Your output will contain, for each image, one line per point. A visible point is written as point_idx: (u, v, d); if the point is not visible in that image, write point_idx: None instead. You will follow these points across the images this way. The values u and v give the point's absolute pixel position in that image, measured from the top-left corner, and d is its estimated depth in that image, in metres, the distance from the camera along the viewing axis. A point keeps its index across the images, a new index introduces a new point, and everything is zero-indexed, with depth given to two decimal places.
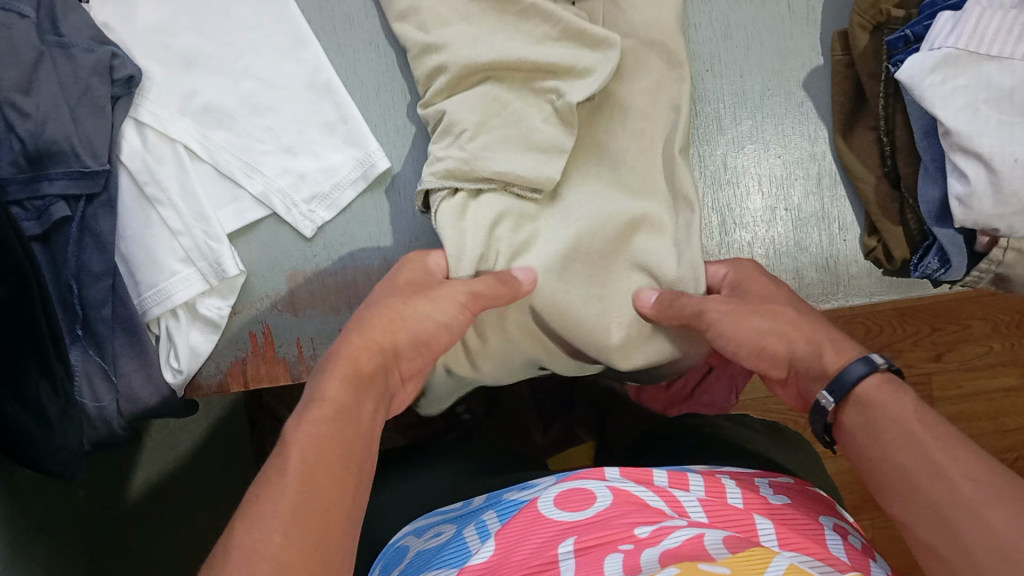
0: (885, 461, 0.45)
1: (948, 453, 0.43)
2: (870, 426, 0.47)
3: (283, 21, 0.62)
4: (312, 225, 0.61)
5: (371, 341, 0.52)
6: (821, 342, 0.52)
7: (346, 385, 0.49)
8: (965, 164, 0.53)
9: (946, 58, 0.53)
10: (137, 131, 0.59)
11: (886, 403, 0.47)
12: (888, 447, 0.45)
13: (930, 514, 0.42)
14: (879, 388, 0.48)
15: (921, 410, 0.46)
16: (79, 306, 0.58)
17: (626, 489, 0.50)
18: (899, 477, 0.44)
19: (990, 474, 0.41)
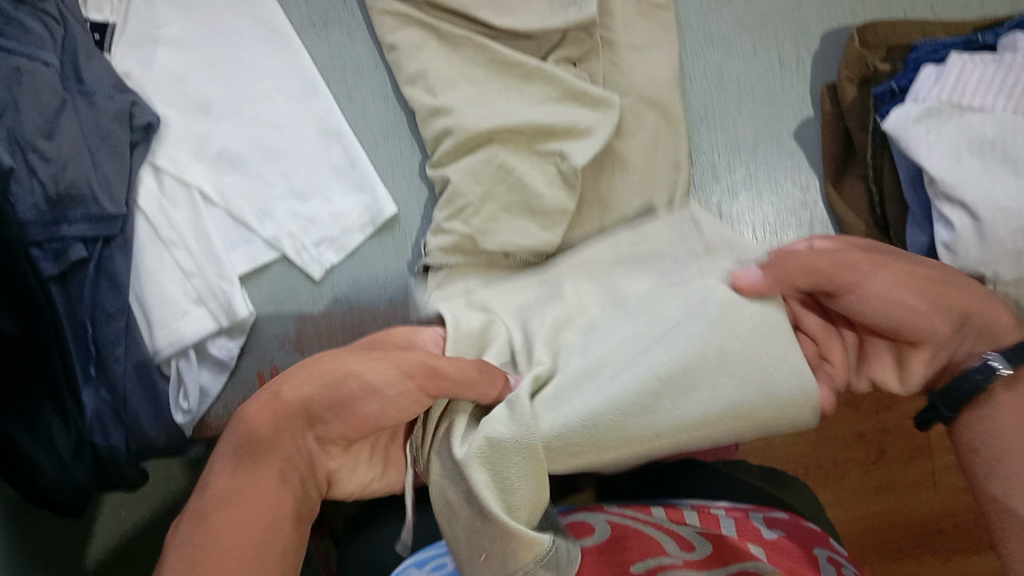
0: (1015, 446, 0.49)
1: None
2: (1001, 415, 0.50)
3: (296, 71, 0.64)
4: (321, 268, 0.63)
5: (275, 404, 0.50)
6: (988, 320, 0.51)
7: (290, 448, 0.50)
8: (951, 212, 0.55)
9: (930, 109, 0.56)
10: (154, 176, 0.62)
11: (1021, 411, 0.49)
12: (1010, 473, 0.49)
13: (1013, 481, 0.49)
14: (1010, 407, 0.50)
15: None
16: (93, 345, 0.60)
17: (624, 524, 0.55)
18: (1017, 459, 0.49)
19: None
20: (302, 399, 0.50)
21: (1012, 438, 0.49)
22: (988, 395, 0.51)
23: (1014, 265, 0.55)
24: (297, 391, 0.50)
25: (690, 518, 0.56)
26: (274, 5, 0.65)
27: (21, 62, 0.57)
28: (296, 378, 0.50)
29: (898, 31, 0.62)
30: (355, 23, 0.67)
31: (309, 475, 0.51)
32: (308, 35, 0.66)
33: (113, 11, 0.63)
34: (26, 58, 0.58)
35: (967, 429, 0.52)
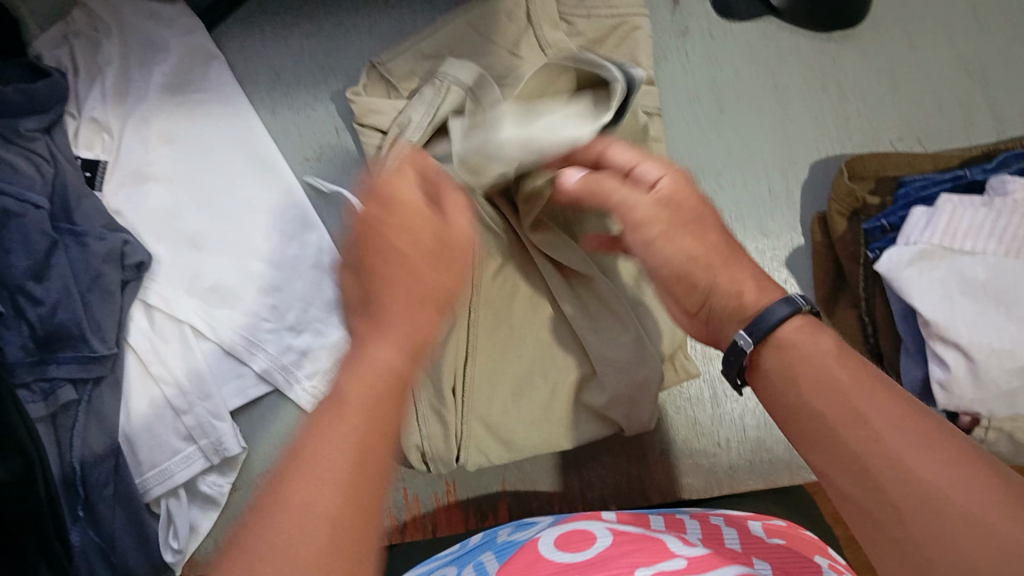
0: (801, 409, 0.38)
1: (857, 388, 0.37)
2: (786, 369, 0.40)
3: (289, 204, 0.64)
4: (313, 400, 0.62)
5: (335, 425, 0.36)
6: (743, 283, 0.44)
7: (322, 448, 0.33)
8: (944, 352, 0.55)
9: (922, 252, 0.56)
10: (146, 313, 0.61)
11: (801, 343, 0.40)
12: (828, 426, 0.37)
13: (820, 432, 0.37)
14: (801, 332, 0.40)
15: (843, 351, 0.39)
16: (82, 488, 0.58)
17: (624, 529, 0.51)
18: (819, 426, 0.37)
19: (968, 461, 0.33)
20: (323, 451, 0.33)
21: (817, 364, 0.38)
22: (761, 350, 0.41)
23: (1011, 406, 0.54)
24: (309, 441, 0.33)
25: (693, 529, 0.53)
26: (267, 138, 0.65)
27: (10, 204, 0.57)
28: (393, 237, 0.39)
29: (888, 164, 0.63)
30: (343, 156, 0.66)
31: (410, 377, 0.37)
32: (300, 169, 0.66)
33: (104, 148, 0.63)
34: (15, 199, 0.57)
35: (764, 381, 0.41)
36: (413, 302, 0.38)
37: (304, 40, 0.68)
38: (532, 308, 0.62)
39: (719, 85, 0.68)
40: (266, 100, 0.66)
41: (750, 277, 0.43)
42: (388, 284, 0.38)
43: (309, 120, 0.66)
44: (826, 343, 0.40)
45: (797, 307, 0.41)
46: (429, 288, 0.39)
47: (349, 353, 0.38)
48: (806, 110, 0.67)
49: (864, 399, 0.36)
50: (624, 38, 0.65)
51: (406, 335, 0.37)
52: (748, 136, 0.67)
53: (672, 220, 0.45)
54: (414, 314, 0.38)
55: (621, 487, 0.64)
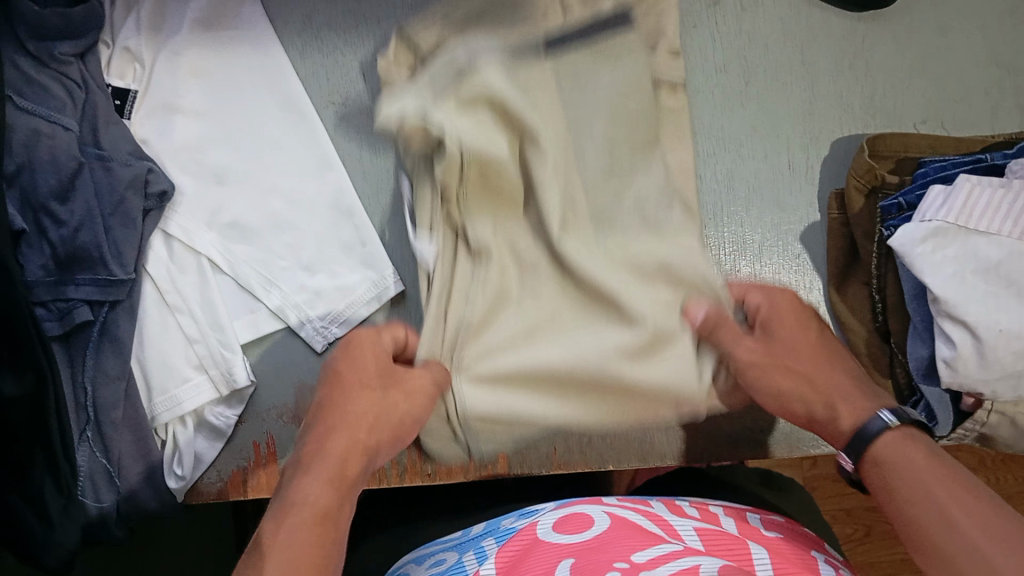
0: (899, 515, 0.50)
1: (955, 502, 0.47)
2: (886, 481, 0.51)
3: (313, 146, 0.65)
4: (324, 341, 0.62)
5: (351, 439, 0.54)
6: (834, 401, 0.56)
7: (293, 528, 0.48)
8: (952, 330, 0.55)
9: (936, 230, 0.56)
10: (164, 242, 0.62)
11: (897, 455, 0.51)
12: (921, 524, 0.48)
13: (916, 534, 0.48)
14: (893, 444, 0.52)
15: (931, 455, 0.50)
16: (91, 407, 0.59)
17: (621, 515, 0.55)
18: (911, 528, 0.48)
19: (1011, 529, 0.45)
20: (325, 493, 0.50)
21: (907, 472, 0.50)
22: (863, 463, 0.53)
23: (1011, 387, 0.55)
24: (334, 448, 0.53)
25: (690, 514, 0.57)
26: (294, 79, 0.65)
27: (41, 126, 0.58)
28: (369, 354, 0.58)
29: (908, 144, 0.64)
30: (368, 102, 0.66)
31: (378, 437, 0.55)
32: (325, 113, 0.66)
33: (134, 77, 0.64)
34: (45, 120, 0.59)
35: (872, 493, 0.53)
36: (381, 386, 0.57)
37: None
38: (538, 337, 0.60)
39: (746, 57, 0.68)
40: (298, 42, 0.67)
41: (838, 398, 0.56)
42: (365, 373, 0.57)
43: (338, 65, 0.66)
44: (916, 449, 0.51)
45: (890, 425, 0.53)
46: (375, 417, 0.55)
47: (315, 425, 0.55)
48: (833, 88, 0.67)
49: (941, 494, 0.48)
50: (649, 11, 0.65)
51: (350, 449, 0.53)
52: (773, 110, 0.67)
53: (766, 360, 0.59)
54: (346, 450, 0.53)
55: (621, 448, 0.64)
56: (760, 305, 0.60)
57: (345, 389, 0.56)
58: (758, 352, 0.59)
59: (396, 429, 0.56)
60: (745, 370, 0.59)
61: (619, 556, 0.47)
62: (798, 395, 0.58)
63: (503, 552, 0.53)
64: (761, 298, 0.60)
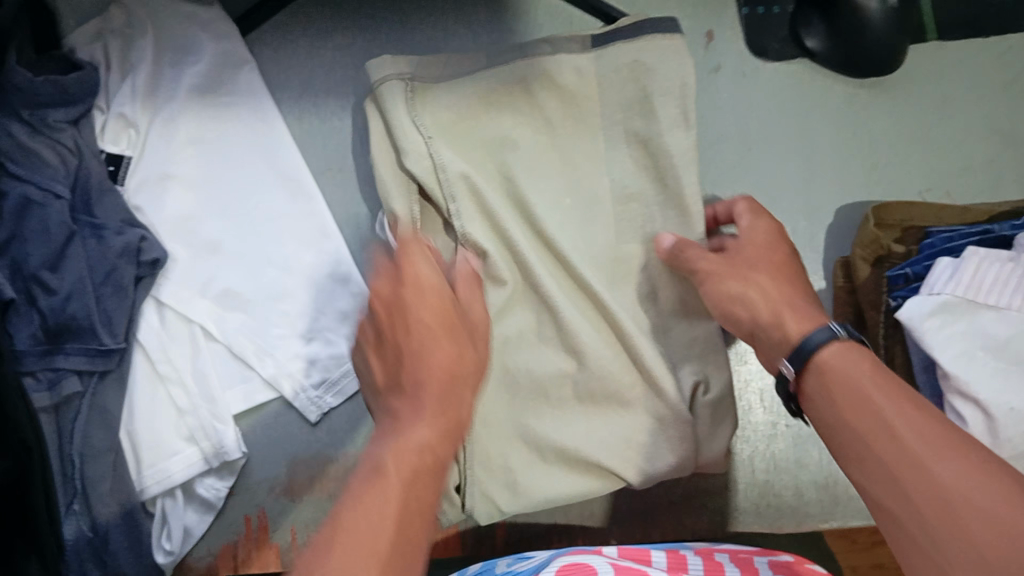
0: (842, 426, 0.43)
1: (895, 410, 0.41)
2: (828, 390, 0.45)
3: (310, 212, 0.64)
4: (318, 411, 0.62)
5: (410, 439, 0.43)
6: (781, 311, 0.50)
7: (406, 464, 0.42)
8: (962, 407, 0.54)
9: (946, 304, 0.55)
10: (157, 311, 0.61)
11: (840, 364, 0.45)
12: (862, 440, 0.42)
13: (863, 455, 0.41)
14: (836, 355, 0.45)
15: (879, 368, 0.44)
16: (79, 479, 0.58)
17: (626, 567, 0.51)
18: (855, 440, 0.42)
19: (955, 441, 0.38)
20: (404, 469, 0.41)
21: (848, 377, 0.44)
22: (803, 372, 0.47)
23: None
24: (416, 436, 0.44)
25: (693, 568, 0.52)
26: (292, 144, 0.65)
27: (32, 193, 0.57)
28: (427, 294, 0.49)
29: (914, 214, 0.62)
30: (365, 172, 0.66)
31: (459, 422, 0.47)
32: (322, 180, 0.66)
33: (129, 143, 0.62)
34: (37, 187, 0.58)
35: (810, 402, 0.46)
36: (443, 333, 0.48)
37: (336, 53, 0.68)
38: (541, 413, 0.59)
39: (749, 125, 0.67)
40: (295, 109, 0.67)
41: (786, 309, 0.50)
42: (418, 300, 0.49)
43: (335, 131, 0.66)
44: (860, 359, 0.45)
45: (836, 336, 0.46)
46: (446, 361, 0.47)
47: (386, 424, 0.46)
48: (836, 156, 0.67)
49: (885, 404, 0.41)
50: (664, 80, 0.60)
51: (452, 359, 0.48)
52: (777, 178, 0.67)
53: (729, 268, 0.54)
54: (435, 381, 0.47)
55: (623, 521, 0.63)
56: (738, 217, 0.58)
57: (400, 314, 0.49)
58: (720, 262, 0.55)
59: (452, 328, 0.49)
60: (708, 274, 0.54)
61: None
62: (758, 299, 0.51)
63: None
64: (755, 223, 0.57)
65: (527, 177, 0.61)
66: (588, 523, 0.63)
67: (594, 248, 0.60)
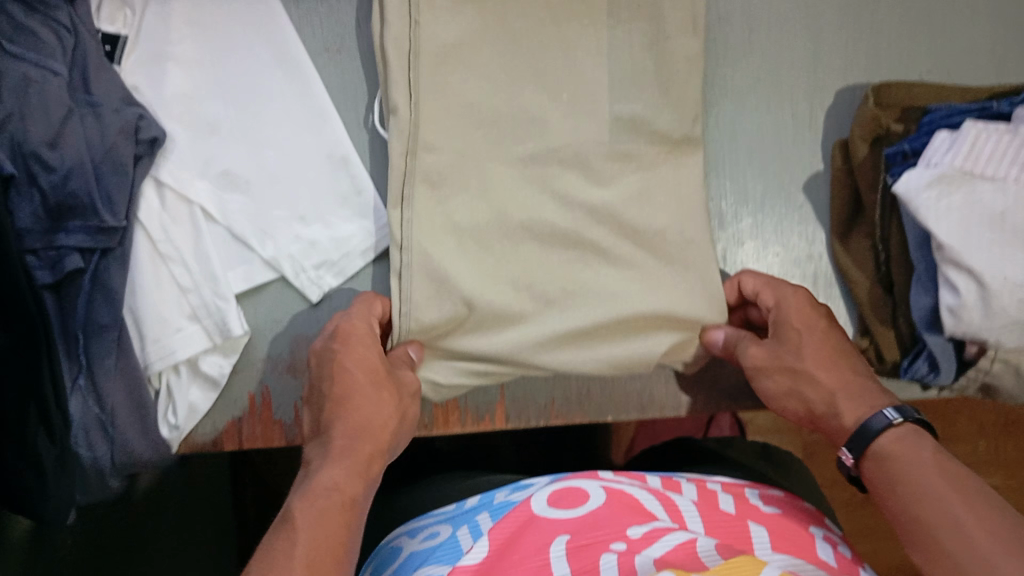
0: (901, 513, 0.47)
1: (960, 499, 0.45)
2: (889, 478, 0.49)
3: (308, 96, 0.63)
4: (319, 291, 0.62)
5: (318, 503, 0.47)
6: (834, 394, 0.53)
7: (313, 511, 0.46)
8: (956, 277, 0.54)
9: (943, 176, 0.55)
10: (157, 191, 0.61)
11: (902, 454, 0.48)
12: (919, 527, 0.46)
13: (922, 537, 0.45)
14: (898, 442, 0.49)
15: (940, 457, 0.47)
16: (84, 356, 0.59)
17: (619, 488, 0.55)
18: (912, 524, 0.46)
19: (1009, 528, 0.42)
20: (313, 542, 0.44)
21: (914, 467, 0.48)
22: (865, 454, 0.51)
23: (1016, 335, 0.54)
24: (310, 503, 0.47)
25: (685, 489, 0.57)
26: (288, 26, 0.64)
27: (29, 70, 0.57)
28: (366, 403, 0.52)
29: (915, 93, 0.62)
30: (364, 53, 0.65)
31: (356, 498, 0.48)
32: (320, 60, 0.65)
33: (126, 23, 0.62)
34: (34, 66, 0.57)
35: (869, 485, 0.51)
36: (345, 452, 0.50)
37: None
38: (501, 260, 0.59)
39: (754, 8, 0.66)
40: None
41: (840, 393, 0.53)
42: (348, 416, 0.52)
43: (332, 10, 0.65)
44: (925, 449, 0.48)
45: (894, 423, 0.50)
46: (373, 418, 0.52)
47: (304, 478, 0.49)
48: (838, 37, 0.66)
49: (946, 491, 0.45)
50: None
51: (372, 452, 0.51)
52: (779, 60, 0.66)
53: (769, 360, 0.56)
54: (353, 441, 0.51)
55: (618, 399, 0.64)
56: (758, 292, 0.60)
57: (333, 402, 0.53)
58: (762, 355, 0.57)
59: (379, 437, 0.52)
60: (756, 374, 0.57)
61: (617, 536, 0.50)
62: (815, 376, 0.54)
63: (500, 525, 0.53)
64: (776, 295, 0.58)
65: (531, 57, 0.60)
66: (584, 402, 0.64)
67: (596, 127, 0.60)
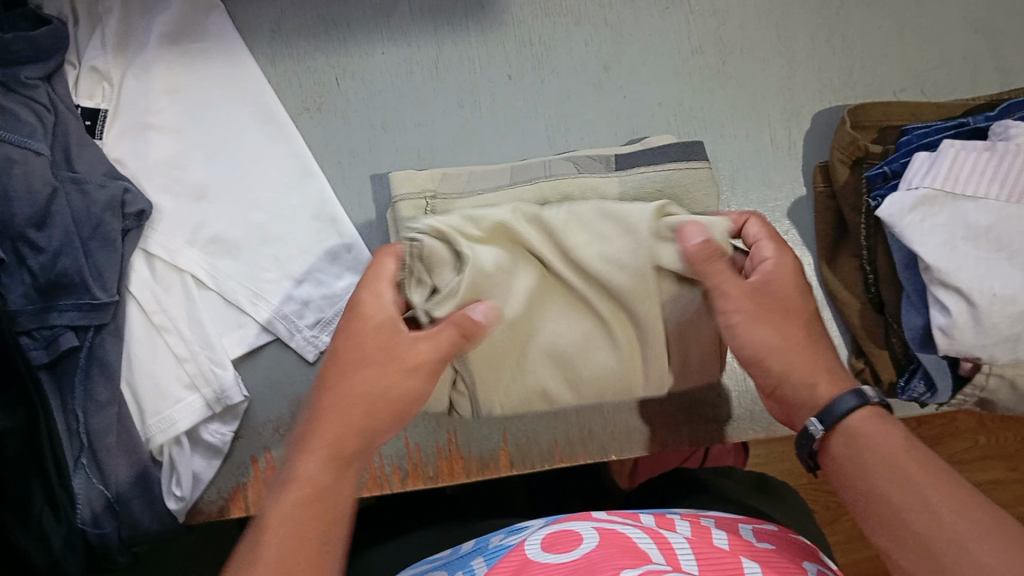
0: (871, 492, 0.47)
1: (941, 489, 0.45)
2: (857, 458, 0.49)
3: (291, 155, 0.64)
4: (316, 350, 0.62)
5: (324, 452, 0.50)
6: (818, 374, 0.53)
7: (291, 488, 0.48)
8: (946, 298, 0.55)
9: (924, 198, 0.56)
10: (147, 263, 0.61)
11: (876, 439, 0.48)
12: (883, 490, 0.47)
13: (911, 538, 0.45)
14: (865, 423, 0.49)
15: (910, 445, 0.48)
16: (84, 433, 0.58)
17: (612, 531, 0.53)
18: (883, 505, 0.46)
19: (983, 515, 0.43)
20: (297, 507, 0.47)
21: (876, 450, 0.48)
22: (827, 435, 0.50)
23: (1009, 351, 0.55)
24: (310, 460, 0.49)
25: (680, 526, 0.55)
26: (268, 89, 0.64)
27: (12, 152, 0.57)
28: (366, 363, 0.52)
29: (890, 112, 0.63)
30: (344, 108, 0.65)
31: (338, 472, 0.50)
32: (301, 119, 0.65)
33: (104, 97, 0.62)
34: (16, 147, 0.57)
35: (834, 463, 0.50)
36: (345, 411, 0.51)
37: None
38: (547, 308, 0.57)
39: (725, 40, 0.67)
40: (266, 48, 0.66)
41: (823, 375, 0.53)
42: (358, 342, 0.53)
43: (310, 70, 0.65)
44: (894, 435, 0.49)
45: (865, 401, 0.50)
46: (376, 371, 0.52)
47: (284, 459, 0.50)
48: (811, 62, 0.67)
49: (919, 479, 0.46)
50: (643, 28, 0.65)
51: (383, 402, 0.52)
52: (754, 89, 0.67)
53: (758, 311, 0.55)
54: (357, 402, 0.52)
55: (622, 438, 0.64)
56: (759, 242, 0.57)
57: (339, 367, 0.52)
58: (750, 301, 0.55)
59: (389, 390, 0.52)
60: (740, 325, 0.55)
61: None
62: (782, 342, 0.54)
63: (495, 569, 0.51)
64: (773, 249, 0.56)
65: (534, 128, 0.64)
66: (588, 445, 0.64)
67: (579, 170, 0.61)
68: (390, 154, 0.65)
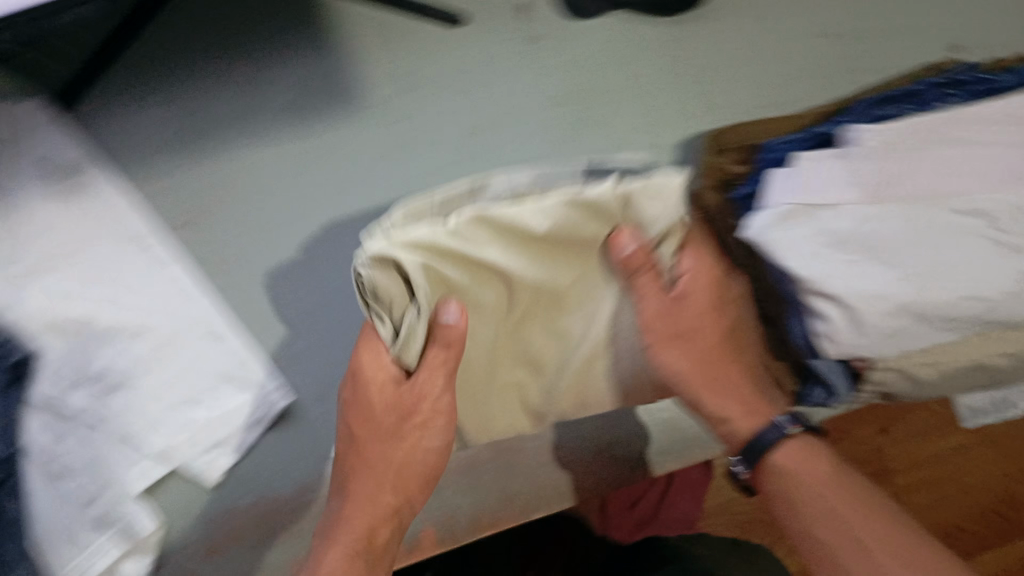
0: (806, 532, 0.55)
1: (859, 511, 0.54)
2: (786, 496, 0.57)
3: (170, 278, 0.62)
4: (217, 472, 0.59)
5: (376, 513, 0.57)
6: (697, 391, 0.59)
7: (345, 521, 0.56)
8: (824, 305, 0.54)
9: (786, 213, 0.58)
10: (36, 416, 0.58)
11: (795, 469, 0.57)
12: (802, 510, 0.55)
13: (861, 559, 0.52)
14: (787, 455, 0.58)
15: (839, 475, 0.56)
16: None
17: None
18: (812, 513, 0.55)
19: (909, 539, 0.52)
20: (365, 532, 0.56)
21: (815, 484, 0.56)
22: (784, 443, 0.58)
23: (896, 346, 0.55)
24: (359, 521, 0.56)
25: None
26: (136, 214, 0.62)
27: None
28: (389, 452, 0.58)
29: (749, 134, 0.66)
30: (218, 212, 0.63)
31: (401, 517, 0.57)
32: (177, 232, 0.63)
33: None
34: None
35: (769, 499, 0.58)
36: (390, 494, 0.57)
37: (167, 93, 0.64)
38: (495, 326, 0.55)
39: (587, 85, 0.68)
40: (134, 164, 0.63)
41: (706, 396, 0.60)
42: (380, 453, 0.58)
43: (178, 181, 0.63)
44: (815, 465, 0.57)
45: (787, 433, 0.58)
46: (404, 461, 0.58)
47: (322, 526, 0.56)
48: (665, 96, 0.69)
49: (856, 519, 0.54)
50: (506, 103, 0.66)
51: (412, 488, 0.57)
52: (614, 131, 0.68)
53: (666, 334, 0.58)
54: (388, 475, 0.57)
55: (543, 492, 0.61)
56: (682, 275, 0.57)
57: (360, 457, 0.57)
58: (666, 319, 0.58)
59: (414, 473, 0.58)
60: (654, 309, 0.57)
61: None
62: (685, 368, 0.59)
63: None
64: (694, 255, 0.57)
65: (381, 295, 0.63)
66: None
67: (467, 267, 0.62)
68: (267, 252, 0.63)
